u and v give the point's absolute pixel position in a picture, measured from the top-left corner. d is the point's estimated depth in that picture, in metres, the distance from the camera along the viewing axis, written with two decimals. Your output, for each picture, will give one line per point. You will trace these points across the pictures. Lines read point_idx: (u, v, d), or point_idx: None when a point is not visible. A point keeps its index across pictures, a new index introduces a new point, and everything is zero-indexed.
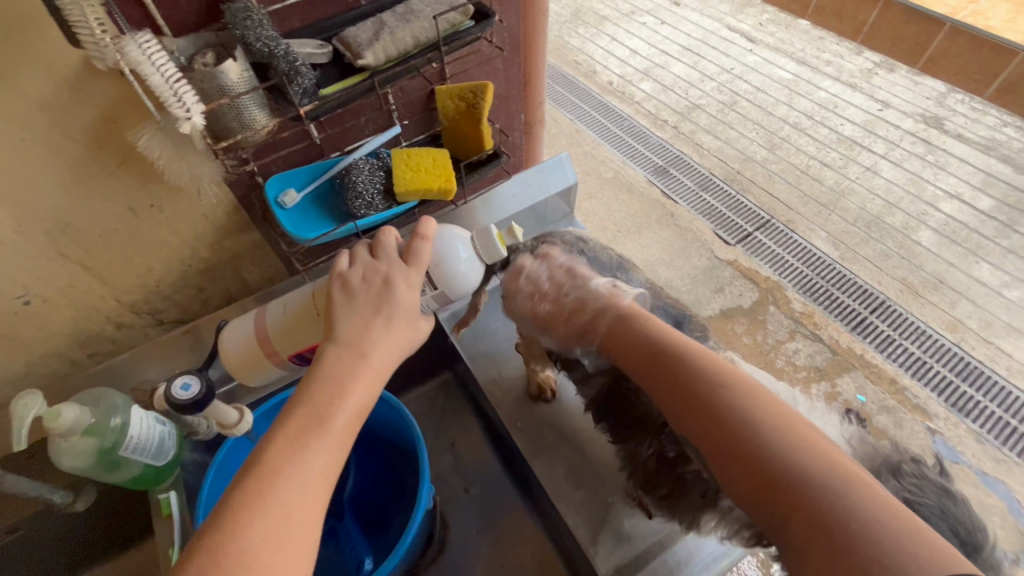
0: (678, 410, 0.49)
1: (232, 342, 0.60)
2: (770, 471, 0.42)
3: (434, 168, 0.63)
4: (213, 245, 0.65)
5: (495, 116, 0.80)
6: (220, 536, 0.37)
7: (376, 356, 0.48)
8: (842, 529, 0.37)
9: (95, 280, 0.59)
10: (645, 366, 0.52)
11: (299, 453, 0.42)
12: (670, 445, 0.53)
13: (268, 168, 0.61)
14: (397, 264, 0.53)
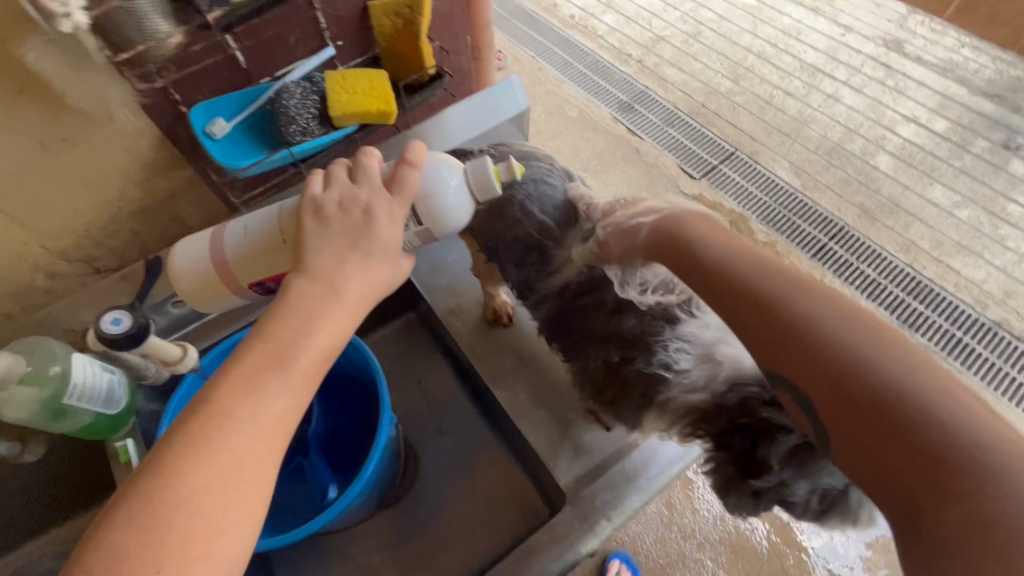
0: (761, 335, 0.37)
1: (186, 268, 0.56)
2: (899, 428, 0.30)
3: (372, 90, 0.60)
4: (143, 184, 0.61)
5: (437, 37, 0.75)
6: (160, 482, 0.33)
7: (349, 296, 0.42)
8: (1017, 528, 0.26)
9: (15, 226, 0.55)
10: (713, 281, 0.40)
11: (253, 393, 0.36)
12: (615, 350, 0.55)
13: (192, 96, 0.57)
14: (379, 197, 0.46)
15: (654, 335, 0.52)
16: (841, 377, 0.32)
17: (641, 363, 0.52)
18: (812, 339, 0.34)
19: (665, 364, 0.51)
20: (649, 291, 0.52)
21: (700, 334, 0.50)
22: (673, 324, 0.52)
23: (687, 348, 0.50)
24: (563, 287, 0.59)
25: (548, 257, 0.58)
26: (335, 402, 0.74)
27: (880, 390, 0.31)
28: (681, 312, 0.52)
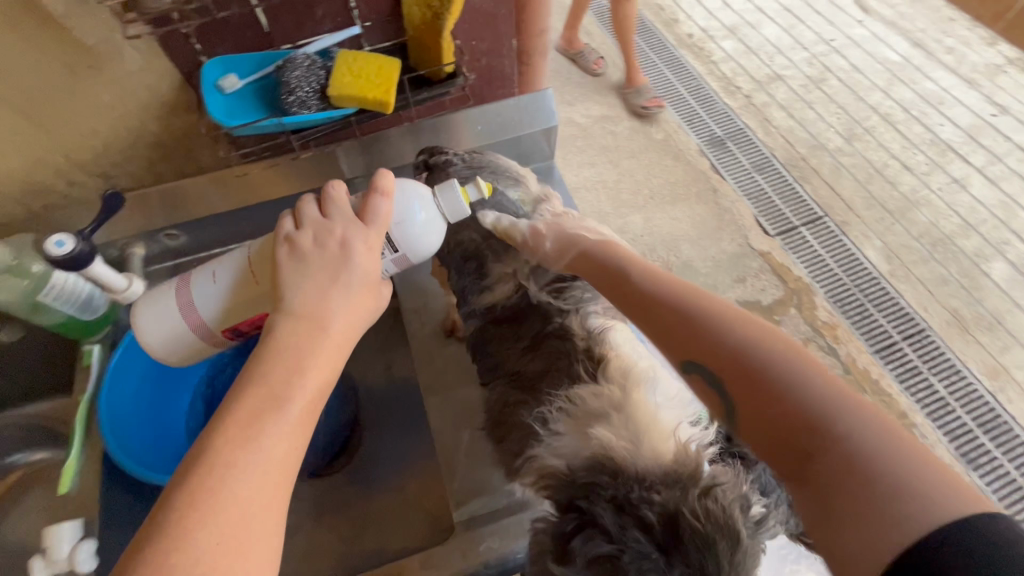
0: (664, 328, 0.41)
1: (157, 339, 0.52)
2: (780, 392, 0.33)
3: (376, 76, 0.59)
4: (162, 120, 0.65)
5: (478, 35, 0.74)
6: (167, 549, 0.31)
7: (336, 328, 0.44)
8: (879, 481, 0.28)
9: (41, 133, 0.60)
10: (623, 285, 0.45)
11: (253, 441, 0.37)
12: (516, 391, 0.54)
13: (215, 49, 0.60)
14: (352, 226, 0.48)
15: (552, 388, 0.50)
16: (729, 353, 0.36)
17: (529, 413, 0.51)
18: (702, 324, 0.38)
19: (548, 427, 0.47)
20: (572, 307, 0.53)
21: (587, 404, 0.46)
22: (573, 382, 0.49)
23: (568, 412, 0.47)
24: (490, 309, 0.57)
25: (484, 271, 0.57)
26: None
27: (758, 363, 0.35)
28: (585, 369, 0.49)
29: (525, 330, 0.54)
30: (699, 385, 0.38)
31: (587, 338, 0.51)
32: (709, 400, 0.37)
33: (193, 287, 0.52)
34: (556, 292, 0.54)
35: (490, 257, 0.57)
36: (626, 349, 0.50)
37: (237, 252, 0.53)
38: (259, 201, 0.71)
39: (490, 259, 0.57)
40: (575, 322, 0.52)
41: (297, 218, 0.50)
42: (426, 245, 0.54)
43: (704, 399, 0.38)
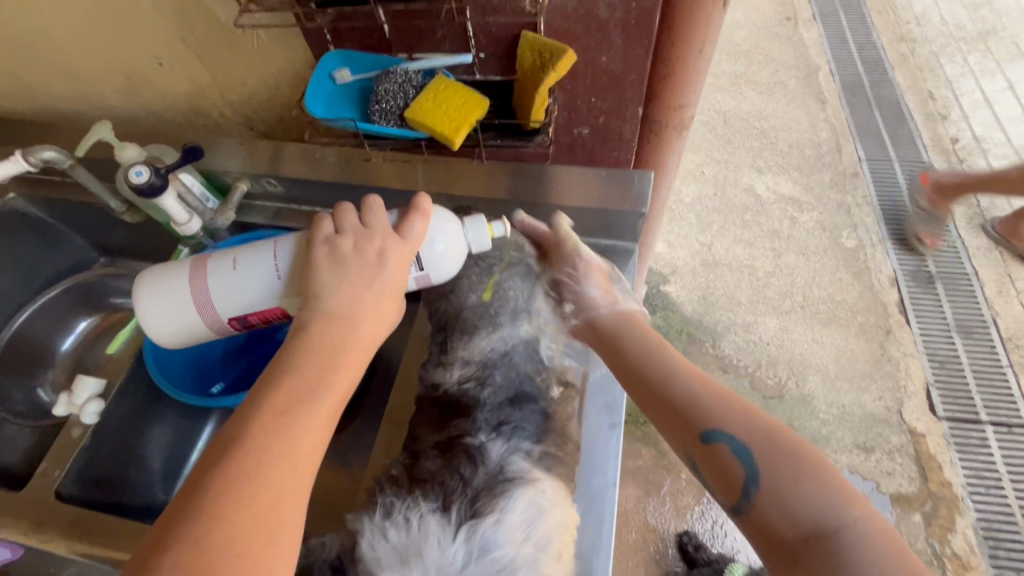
0: (688, 405, 0.49)
1: (160, 307, 0.57)
2: (775, 482, 0.43)
3: (457, 112, 0.59)
4: (293, 85, 0.73)
5: (600, 95, 0.68)
6: (204, 523, 0.36)
7: (367, 332, 0.48)
8: (854, 560, 0.38)
9: (205, 70, 0.72)
10: (640, 362, 0.55)
11: (284, 430, 0.41)
12: (396, 467, 0.46)
13: (343, 42, 0.64)
14: (391, 237, 0.50)
15: (418, 495, 0.42)
16: (754, 438, 0.45)
17: (387, 490, 0.44)
18: (722, 411, 0.48)
19: (378, 524, 0.41)
20: (503, 434, 0.45)
21: (425, 545, 0.39)
22: (438, 514, 0.41)
23: (410, 526, 0.41)
24: (436, 388, 0.50)
25: (448, 348, 0.49)
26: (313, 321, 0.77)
27: (771, 448, 0.45)
28: (456, 512, 0.41)
29: (446, 425, 0.46)
30: (721, 458, 0.46)
31: (487, 479, 0.42)
32: (725, 477, 0.45)
33: (212, 275, 0.57)
34: (503, 408, 0.46)
35: (459, 335, 0.49)
36: (506, 527, 0.40)
37: (260, 250, 0.57)
38: (328, 185, 0.75)
39: (457, 336, 0.49)
40: (495, 452, 0.44)
41: (337, 222, 0.52)
42: (445, 270, 0.52)
43: (719, 473, 0.45)
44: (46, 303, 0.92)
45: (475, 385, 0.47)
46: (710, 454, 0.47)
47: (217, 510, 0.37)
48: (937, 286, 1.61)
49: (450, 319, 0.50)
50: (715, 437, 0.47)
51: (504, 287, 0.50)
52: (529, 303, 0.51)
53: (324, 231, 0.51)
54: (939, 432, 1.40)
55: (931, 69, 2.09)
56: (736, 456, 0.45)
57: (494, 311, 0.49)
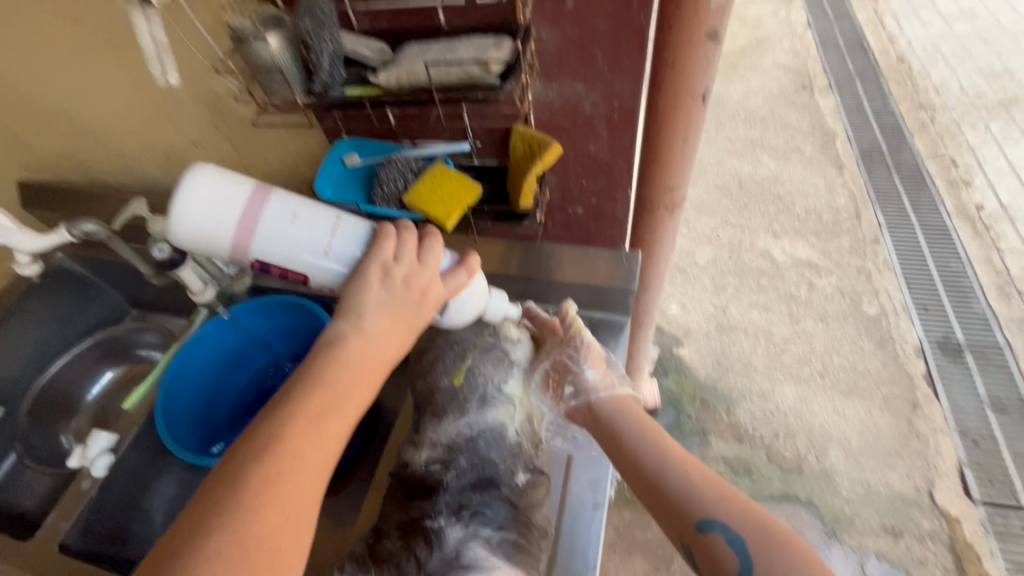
0: (682, 497, 0.50)
1: (207, 199, 0.52)
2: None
3: (454, 197, 0.63)
4: (310, 165, 0.80)
5: (591, 178, 0.71)
6: (243, 517, 0.36)
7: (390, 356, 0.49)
8: None
9: (232, 151, 0.80)
10: (629, 449, 0.56)
11: (317, 437, 0.41)
12: (361, 546, 0.47)
13: (355, 131, 0.71)
14: (440, 282, 0.51)
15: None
16: (747, 531, 0.47)
17: (347, 571, 0.44)
18: (714, 503, 0.49)
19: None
20: (462, 519, 0.45)
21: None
22: None
23: None
24: (406, 467, 0.51)
25: (420, 429, 0.53)
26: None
27: (764, 542, 0.46)
28: None
29: (410, 506, 0.48)
30: (715, 551, 0.47)
31: (442, 564, 0.42)
32: (721, 571, 0.46)
33: (274, 206, 0.54)
34: (465, 491, 0.47)
35: (431, 418, 0.52)
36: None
37: (323, 207, 0.56)
38: None
39: (429, 418, 0.53)
40: (452, 536, 0.44)
41: (397, 247, 0.50)
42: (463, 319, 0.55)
43: (715, 567, 0.46)
44: (80, 353, 1.00)
45: (440, 467, 0.49)
46: (705, 546, 0.47)
47: (256, 505, 0.36)
48: (967, 358, 1.55)
49: (424, 399, 0.54)
50: (709, 529, 0.48)
51: (473, 372, 0.54)
52: (499, 388, 0.53)
53: (381, 251, 0.49)
54: (975, 518, 1.30)
55: (951, 136, 2.09)
56: (731, 550, 0.46)
57: (462, 396, 0.52)
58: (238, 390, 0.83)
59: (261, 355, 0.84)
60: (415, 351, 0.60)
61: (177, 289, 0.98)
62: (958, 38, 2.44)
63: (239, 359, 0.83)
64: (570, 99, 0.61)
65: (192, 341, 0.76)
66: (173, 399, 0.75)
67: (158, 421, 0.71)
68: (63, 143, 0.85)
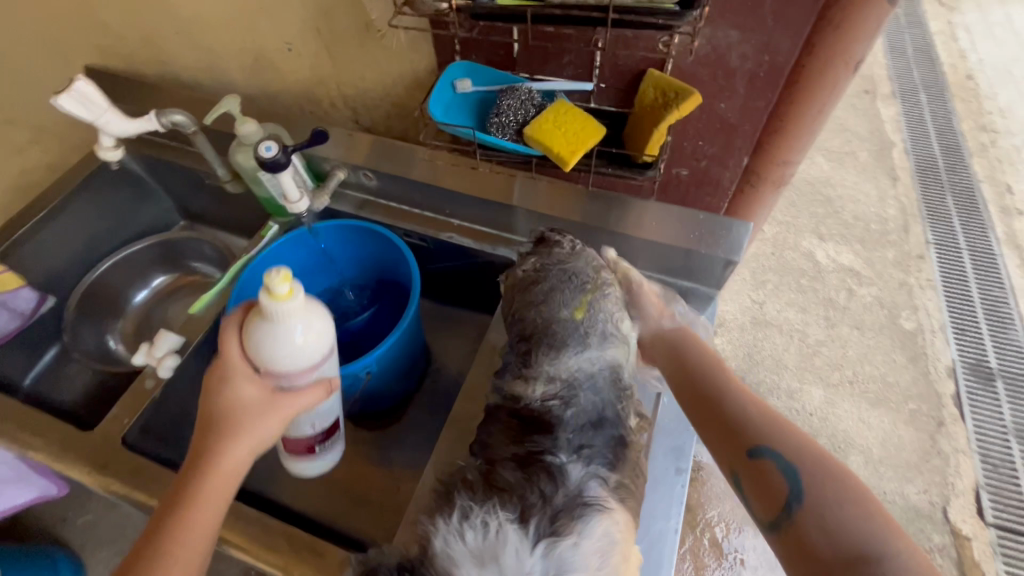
0: (743, 420, 0.48)
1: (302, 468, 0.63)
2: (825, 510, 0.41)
3: (576, 135, 0.60)
4: (408, 87, 0.76)
5: (708, 139, 0.68)
6: None
7: (234, 456, 0.49)
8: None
9: (329, 60, 0.76)
10: (694, 377, 0.52)
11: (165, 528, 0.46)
12: (471, 471, 0.43)
13: (469, 55, 0.67)
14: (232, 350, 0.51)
15: (496, 504, 0.39)
16: (803, 464, 0.44)
17: (460, 496, 0.40)
18: (779, 437, 0.46)
19: (456, 524, 0.38)
20: (583, 458, 0.42)
21: (504, 553, 0.36)
22: (514, 525, 0.38)
23: (489, 527, 0.37)
24: (514, 398, 0.45)
25: (531, 361, 0.45)
26: (387, 313, 0.81)
27: (821, 477, 0.43)
28: (534, 525, 0.38)
29: (525, 437, 0.43)
30: (768, 478, 0.45)
31: (566, 501, 0.39)
32: (768, 494, 0.44)
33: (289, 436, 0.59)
34: (585, 430, 0.43)
35: (546, 349, 0.44)
36: (584, 553, 0.37)
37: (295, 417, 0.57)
38: (432, 185, 0.79)
39: (543, 351, 0.45)
40: (574, 474, 0.41)
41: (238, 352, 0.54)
42: (275, 350, 0.48)
43: (761, 491, 0.45)
44: (136, 252, 0.96)
45: (558, 403, 0.44)
46: (752, 470, 0.46)
47: None
48: (998, 385, 1.54)
49: (538, 329, 0.45)
50: (763, 456, 0.46)
51: (597, 308, 0.46)
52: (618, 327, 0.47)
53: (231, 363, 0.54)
54: (985, 539, 1.32)
55: (1011, 162, 2.04)
56: (782, 479, 0.44)
57: (584, 331, 0.45)
58: None
59: (329, 280, 0.84)
60: (518, 283, 0.49)
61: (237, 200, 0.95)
62: None
63: (303, 276, 0.82)
64: (717, 49, 0.58)
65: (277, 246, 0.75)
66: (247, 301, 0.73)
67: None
68: (142, 29, 0.81)
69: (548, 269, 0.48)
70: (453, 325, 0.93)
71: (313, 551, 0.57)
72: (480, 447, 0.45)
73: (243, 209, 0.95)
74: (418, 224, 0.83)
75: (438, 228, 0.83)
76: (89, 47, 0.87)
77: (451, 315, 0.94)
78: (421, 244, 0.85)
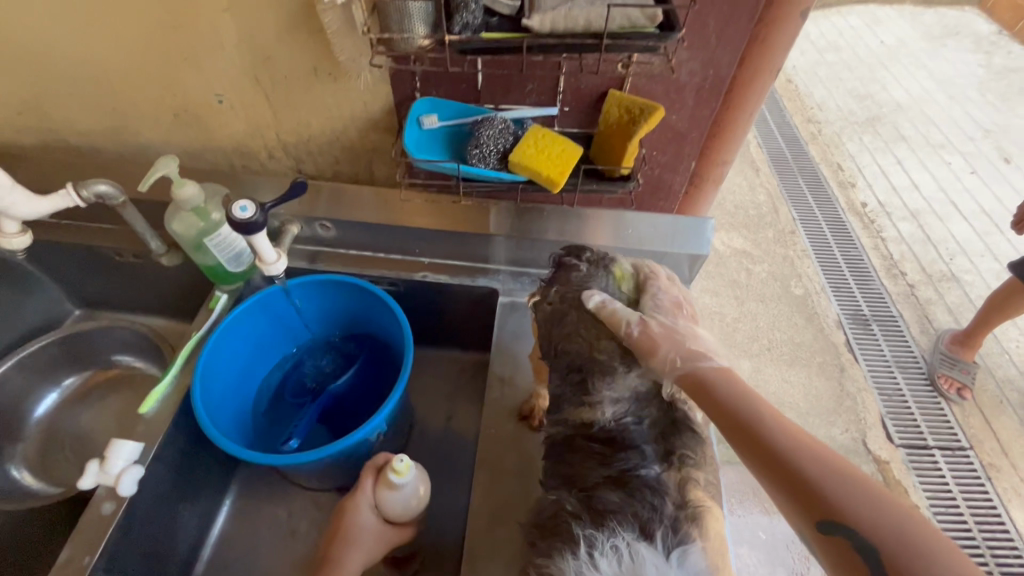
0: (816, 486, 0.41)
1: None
2: None
3: (558, 157, 0.62)
4: (361, 131, 0.73)
5: (661, 149, 0.75)
6: None
7: (349, 565, 0.56)
8: None
9: (269, 111, 0.71)
10: (753, 433, 0.45)
11: None
12: (571, 504, 0.44)
13: (430, 91, 0.67)
14: (361, 494, 0.60)
15: (616, 525, 0.41)
16: (900, 555, 0.37)
17: (576, 526, 0.42)
18: (862, 511, 0.39)
19: (588, 557, 0.39)
20: (673, 464, 0.45)
21: (645, 568, 0.37)
22: (644, 542, 0.39)
23: (621, 556, 0.38)
24: (587, 424, 0.47)
25: (591, 387, 0.47)
26: (371, 365, 0.75)
27: (902, 548, 0.37)
28: (661, 538, 0.40)
29: (613, 457, 0.45)
30: (846, 560, 0.38)
31: (676, 507, 0.42)
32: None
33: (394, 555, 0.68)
34: (664, 437, 0.46)
35: (603, 375, 0.47)
36: (709, 552, 0.40)
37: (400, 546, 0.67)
38: (400, 226, 0.76)
39: (599, 377, 0.48)
40: (671, 481, 0.44)
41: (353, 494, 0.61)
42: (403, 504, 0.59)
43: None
44: (35, 353, 0.80)
45: (632, 421, 0.47)
46: (827, 547, 0.39)
47: None
48: (874, 328, 1.83)
49: (585, 358, 0.48)
50: (837, 533, 0.39)
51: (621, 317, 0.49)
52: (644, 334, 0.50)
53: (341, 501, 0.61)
54: (899, 459, 1.55)
55: (836, 145, 2.46)
56: (863, 558, 0.38)
57: (625, 345, 0.49)
58: (274, 390, 0.74)
59: (294, 342, 0.77)
60: (548, 317, 0.52)
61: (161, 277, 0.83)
62: (831, 65, 2.89)
63: (266, 346, 0.74)
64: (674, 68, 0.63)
65: (229, 322, 0.67)
66: (207, 386, 0.64)
67: (199, 411, 0.59)
68: (23, 94, 0.69)
69: (569, 297, 0.51)
70: (431, 367, 0.90)
71: None
72: (566, 478, 0.46)
73: (171, 283, 0.83)
74: (387, 269, 0.80)
75: (410, 270, 0.80)
76: None
77: (428, 357, 0.90)
78: (391, 289, 0.81)
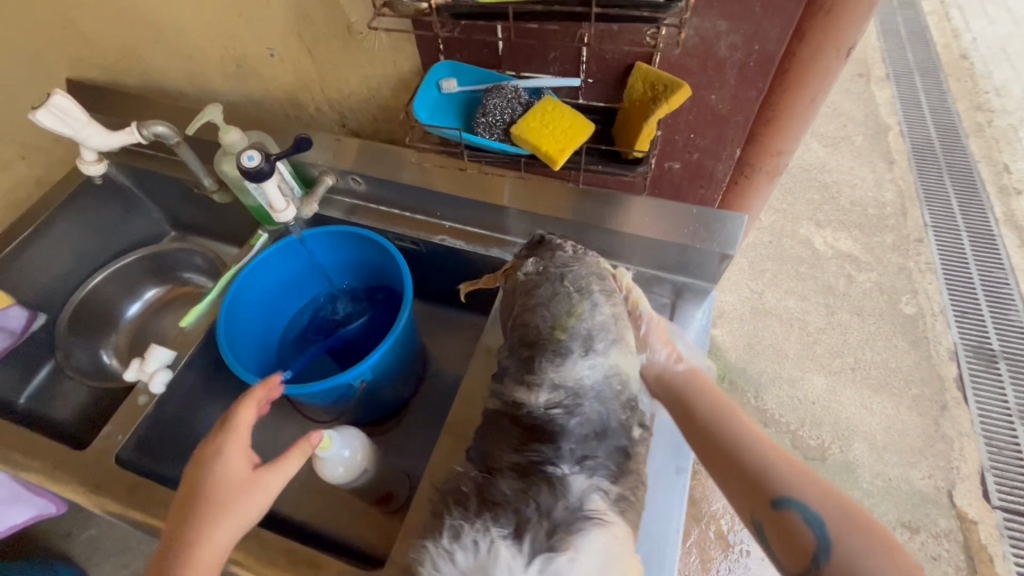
0: (770, 475, 0.46)
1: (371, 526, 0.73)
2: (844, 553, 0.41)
3: (563, 132, 0.59)
4: (394, 90, 0.75)
5: (700, 131, 0.67)
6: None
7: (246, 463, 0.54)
8: None
9: (312, 66, 0.75)
10: (713, 428, 0.51)
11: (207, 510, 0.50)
12: (468, 486, 0.45)
13: (453, 55, 0.66)
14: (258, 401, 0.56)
15: (490, 519, 0.41)
16: (835, 521, 0.42)
17: (455, 513, 0.43)
18: (799, 483, 0.45)
19: (445, 546, 0.40)
20: (585, 469, 0.44)
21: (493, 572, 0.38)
22: (509, 541, 0.40)
23: (477, 552, 0.40)
24: (518, 406, 0.45)
25: (534, 367, 0.45)
26: (381, 319, 0.80)
27: (837, 517, 0.43)
28: (532, 539, 0.40)
29: (526, 446, 0.44)
30: (790, 526, 0.43)
31: (565, 514, 0.41)
32: (793, 548, 0.43)
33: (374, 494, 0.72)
34: (587, 440, 0.44)
35: (552, 356, 0.44)
36: (580, 568, 0.39)
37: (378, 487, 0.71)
38: (422, 188, 0.78)
39: (548, 358, 0.44)
40: (575, 485, 0.43)
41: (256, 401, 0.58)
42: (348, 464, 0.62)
43: (786, 544, 0.43)
44: (129, 263, 0.96)
45: (562, 412, 0.44)
46: (773, 521, 0.44)
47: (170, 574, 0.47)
48: (1001, 367, 1.53)
49: (541, 335, 0.45)
50: (788, 509, 0.44)
51: (587, 317, 0.45)
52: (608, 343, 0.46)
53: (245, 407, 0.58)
54: (991, 522, 1.32)
55: (1007, 141, 2.02)
56: (809, 530, 0.43)
57: (586, 337, 0.45)
58: (292, 326, 0.82)
59: (318, 285, 0.83)
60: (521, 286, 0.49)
61: (226, 210, 0.93)
62: None
63: (292, 287, 0.81)
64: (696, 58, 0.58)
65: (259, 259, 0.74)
66: (234, 315, 0.72)
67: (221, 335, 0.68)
68: (122, 40, 0.80)
69: (547, 273, 0.48)
70: (450, 326, 0.93)
71: (312, 563, 0.56)
72: (482, 455, 0.47)
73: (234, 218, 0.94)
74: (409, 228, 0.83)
75: (430, 231, 0.82)
76: (69, 59, 0.86)
77: (448, 317, 0.93)
78: (413, 247, 0.84)
